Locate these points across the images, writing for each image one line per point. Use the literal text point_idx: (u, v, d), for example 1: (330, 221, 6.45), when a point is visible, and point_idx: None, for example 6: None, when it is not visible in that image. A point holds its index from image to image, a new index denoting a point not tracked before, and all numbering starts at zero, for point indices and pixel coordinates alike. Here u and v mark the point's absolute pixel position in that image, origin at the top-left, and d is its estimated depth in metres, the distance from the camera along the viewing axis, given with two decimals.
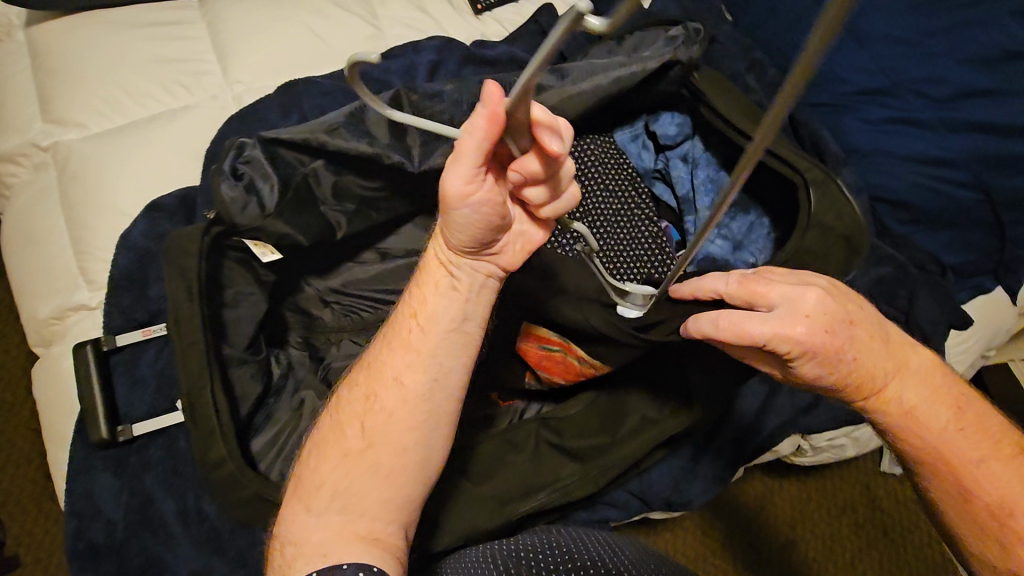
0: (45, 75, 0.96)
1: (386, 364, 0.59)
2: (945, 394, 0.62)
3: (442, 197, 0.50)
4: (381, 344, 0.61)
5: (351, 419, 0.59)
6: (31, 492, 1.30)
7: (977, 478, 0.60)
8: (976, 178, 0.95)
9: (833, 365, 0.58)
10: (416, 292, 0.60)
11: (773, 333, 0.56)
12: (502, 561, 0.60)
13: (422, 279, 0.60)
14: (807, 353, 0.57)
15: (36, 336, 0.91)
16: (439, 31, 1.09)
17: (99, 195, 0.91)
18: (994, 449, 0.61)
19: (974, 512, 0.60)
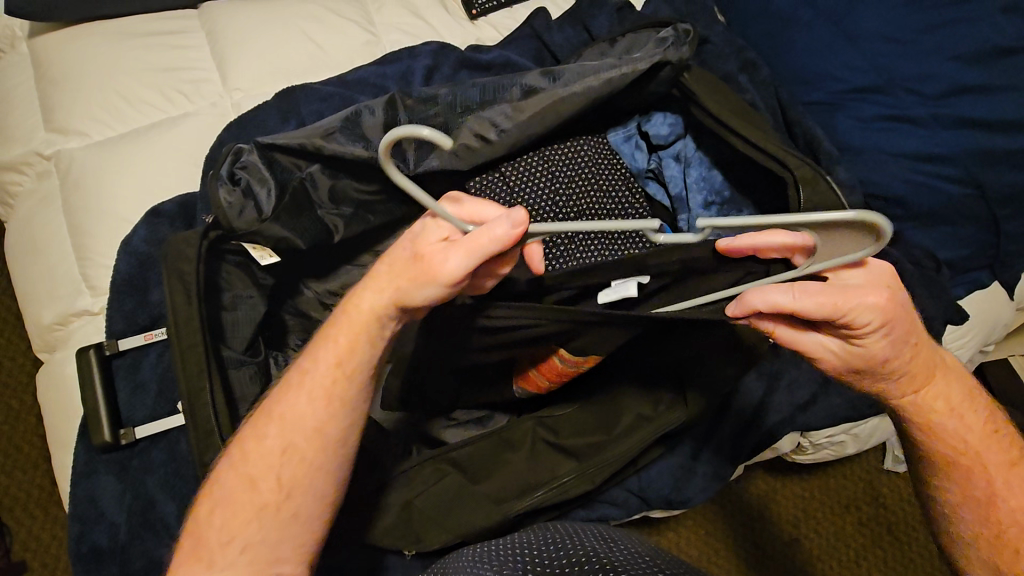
0: (48, 85, 0.98)
1: (306, 414, 0.61)
2: (978, 403, 0.68)
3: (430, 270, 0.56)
4: (288, 389, 0.62)
5: (262, 468, 0.60)
6: (38, 497, 1.31)
7: (1000, 483, 0.65)
8: (970, 173, 0.96)
9: (889, 348, 0.60)
10: (332, 339, 0.61)
11: (862, 306, 0.57)
12: (495, 558, 0.61)
13: (338, 325, 0.61)
14: (879, 332, 0.58)
15: (40, 342, 0.92)
16: (435, 35, 1.11)
17: (101, 202, 0.93)
18: (1015, 463, 0.67)
19: (990, 515, 0.65)
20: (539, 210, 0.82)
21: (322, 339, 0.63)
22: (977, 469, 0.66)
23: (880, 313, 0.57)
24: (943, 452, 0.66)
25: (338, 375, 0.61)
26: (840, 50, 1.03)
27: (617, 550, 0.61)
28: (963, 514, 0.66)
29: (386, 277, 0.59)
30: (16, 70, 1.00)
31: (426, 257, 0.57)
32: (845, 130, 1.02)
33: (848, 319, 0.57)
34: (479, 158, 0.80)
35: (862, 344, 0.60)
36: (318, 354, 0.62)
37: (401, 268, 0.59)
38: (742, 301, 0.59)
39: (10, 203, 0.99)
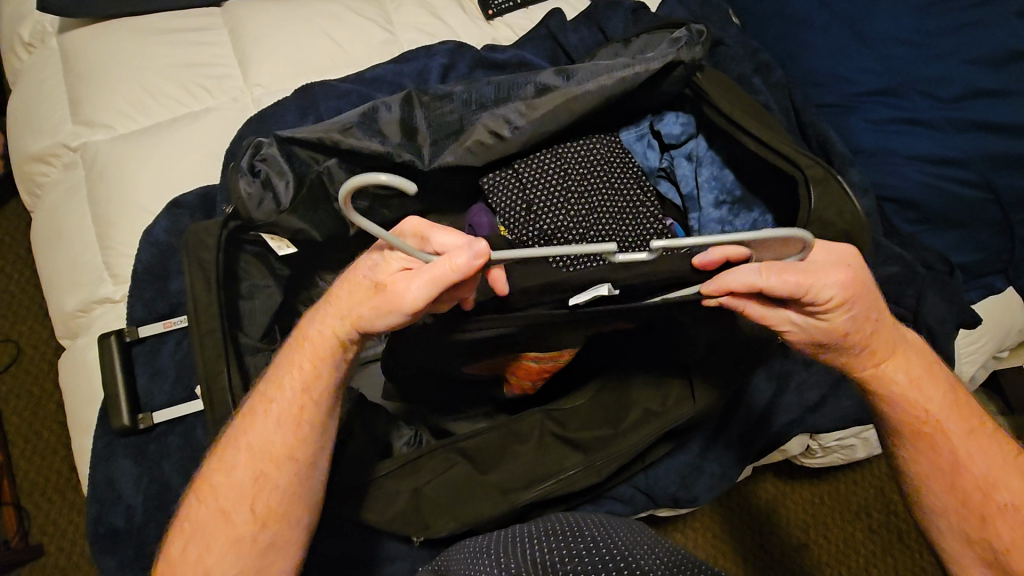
0: (75, 79, 1.01)
1: (269, 445, 0.62)
2: (936, 372, 0.70)
3: (393, 301, 0.57)
4: (250, 415, 0.63)
5: (232, 500, 0.62)
6: (57, 482, 1.34)
7: (965, 452, 0.67)
8: (983, 177, 0.96)
9: (851, 323, 0.62)
10: (293, 361, 0.63)
11: (822, 282, 0.58)
12: (495, 548, 0.63)
13: (300, 348, 0.63)
14: (840, 307, 0.60)
15: (63, 328, 0.95)
16: (451, 35, 1.12)
17: (124, 193, 0.95)
18: (977, 429, 0.69)
19: (959, 486, 0.67)
20: (550, 206, 0.83)
21: (281, 370, 0.64)
22: (944, 441, 0.67)
23: (842, 287, 0.59)
24: (911, 425, 0.68)
25: (301, 407, 0.62)
26: (855, 52, 1.03)
27: (613, 537, 0.62)
28: (933, 486, 0.68)
29: (348, 309, 0.60)
30: (45, 64, 1.03)
31: (387, 287, 0.58)
32: (859, 133, 1.02)
33: (812, 293, 0.59)
34: (493, 154, 0.81)
35: (827, 319, 0.61)
36: (278, 386, 0.63)
37: (363, 300, 0.60)
38: (719, 279, 0.59)
39: (37, 194, 1.02)
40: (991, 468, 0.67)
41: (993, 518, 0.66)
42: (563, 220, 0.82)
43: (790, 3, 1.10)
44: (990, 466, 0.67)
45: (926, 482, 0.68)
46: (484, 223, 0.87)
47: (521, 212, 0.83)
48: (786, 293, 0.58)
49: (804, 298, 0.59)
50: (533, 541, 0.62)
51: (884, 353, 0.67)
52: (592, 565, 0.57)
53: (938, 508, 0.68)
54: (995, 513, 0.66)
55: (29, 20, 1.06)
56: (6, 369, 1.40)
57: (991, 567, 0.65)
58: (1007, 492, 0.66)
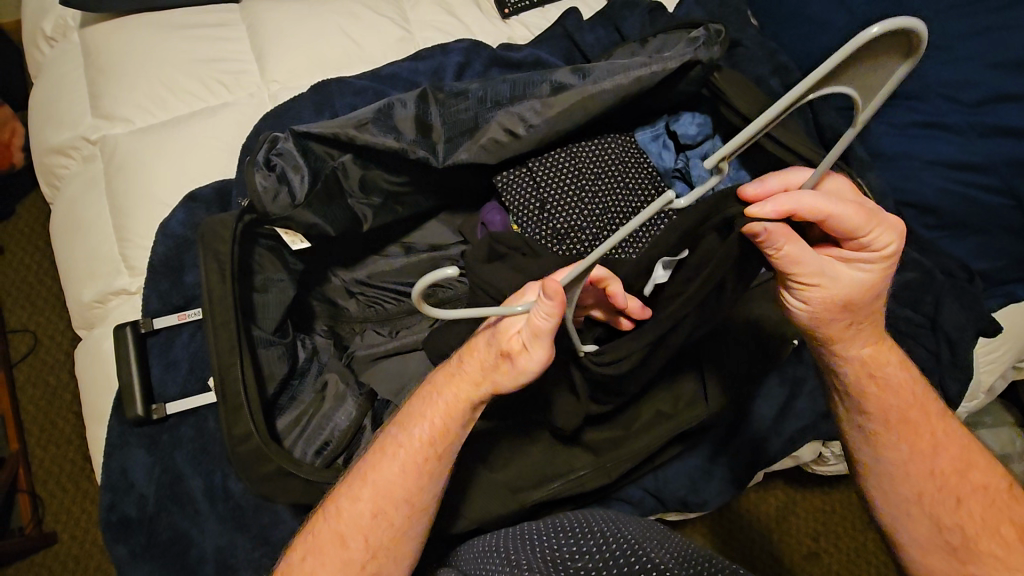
0: (96, 73, 1.02)
1: (393, 481, 0.62)
2: (910, 365, 0.70)
3: (515, 361, 0.58)
4: (381, 454, 0.63)
5: (352, 527, 0.61)
6: (71, 471, 1.36)
7: (934, 440, 0.68)
8: (1006, 183, 0.94)
9: (883, 285, 0.63)
10: (427, 414, 0.63)
11: (885, 228, 0.59)
12: (503, 546, 0.63)
13: (437, 400, 0.63)
14: (885, 262, 0.61)
15: (80, 318, 0.96)
16: (467, 33, 1.12)
17: (142, 186, 0.96)
18: (946, 420, 0.70)
19: (933, 472, 0.67)
20: (564, 206, 0.83)
21: (416, 410, 0.64)
22: (922, 425, 0.69)
23: (896, 238, 0.60)
24: (893, 409, 0.68)
25: (425, 449, 0.62)
26: None
27: (622, 531, 0.62)
28: (910, 473, 0.68)
29: (475, 363, 0.61)
30: (67, 58, 1.05)
31: (512, 355, 0.58)
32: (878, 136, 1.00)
33: (871, 237, 0.59)
34: (507, 151, 0.82)
35: (865, 270, 0.61)
36: (411, 425, 0.63)
37: (487, 358, 0.61)
38: (779, 201, 0.55)
39: (57, 185, 1.03)
40: (960, 455, 0.68)
41: (964, 501, 0.66)
42: (575, 220, 0.83)
43: (810, 4, 1.09)
44: (959, 451, 0.69)
45: (897, 469, 0.68)
46: (498, 221, 0.87)
47: (534, 210, 0.83)
48: (847, 228, 0.57)
49: (857, 241, 0.59)
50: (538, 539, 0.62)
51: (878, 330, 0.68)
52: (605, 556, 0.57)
53: (907, 494, 0.68)
54: (965, 498, 0.67)
55: (51, 14, 1.07)
56: (23, 358, 1.42)
57: (954, 552, 0.66)
58: (975, 478, 0.68)
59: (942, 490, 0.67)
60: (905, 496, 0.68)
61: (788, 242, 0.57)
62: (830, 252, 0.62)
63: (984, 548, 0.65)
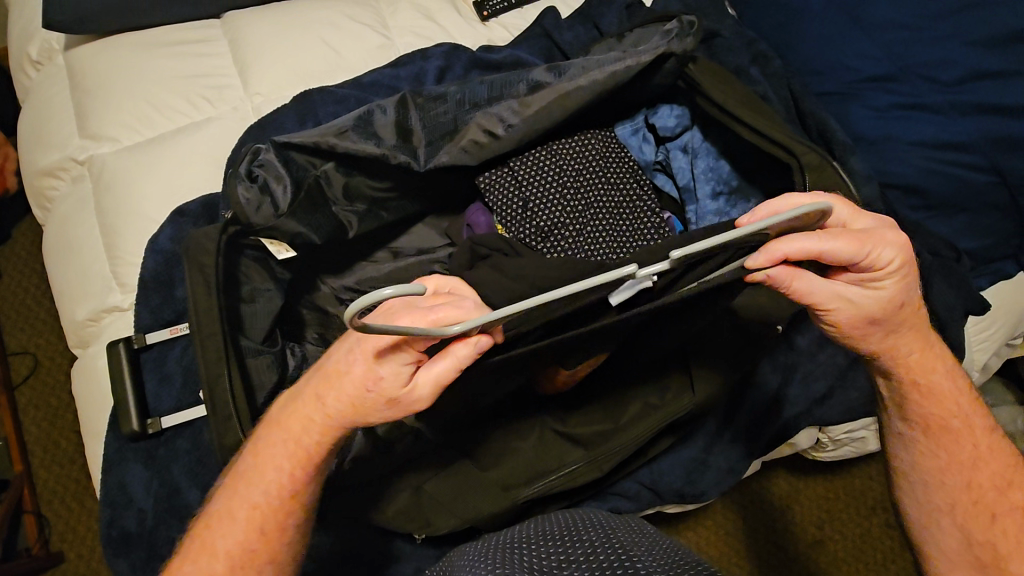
0: (81, 94, 1.03)
1: (248, 528, 0.62)
2: (957, 372, 0.70)
3: (394, 399, 0.56)
4: (227, 516, 0.62)
5: None
6: (75, 490, 1.37)
7: (976, 451, 0.68)
8: (989, 160, 0.95)
9: (900, 297, 0.62)
10: (269, 462, 0.62)
11: (891, 249, 0.59)
12: (489, 552, 0.64)
13: (273, 446, 0.62)
14: (898, 275, 0.61)
15: (74, 337, 0.97)
16: (447, 38, 1.13)
17: (130, 203, 0.97)
18: (989, 431, 0.70)
19: (971, 482, 0.68)
20: (547, 204, 0.84)
21: (263, 459, 0.62)
22: (964, 436, 0.68)
23: (899, 252, 0.60)
24: (933, 417, 0.68)
25: (280, 494, 0.62)
26: (853, 39, 1.02)
27: (614, 539, 0.62)
28: (945, 483, 0.68)
29: (317, 409, 0.59)
30: (53, 81, 1.06)
31: (397, 396, 0.56)
32: (860, 119, 1.01)
33: (871, 258, 0.59)
34: (487, 152, 0.83)
35: (883, 287, 0.61)
36: (259, 476, 0.62)
37: (357, 386, 0.57)
38: (769, 249, 0.56)
39: (48, 207, 1.05)
40: (1002, 470, 0.68)
41: (999, 516, 0.67)
42: (558, 217, 0.84)
43: None
44: (1001, 469, 0.68)
45: (937, 477, 0.68)
46: (483, 222, 0.88)
47: (518, 210, 0.84)
48: (844, 258, 0.58)
49: (862, 264, 0.60)
50: (521, 544, 0.63)
51: (913, 339, 0.67)
52: (591, 560, 0.57)
53: (942, 503, 0.68)
54: (1002, 510, 0.67)
55: (37, 38, 1.09)
56: (25, 381, 1.43)
57: (982, 567, 0.66)
58: (1015, 491, 0.68)
59: (973, 502, 0.67)
60: (940, 504, 0.68)
61: (792, 276, 0.59)
62: (839, 272, 0.63)
63: (1015, 569, 0.65)
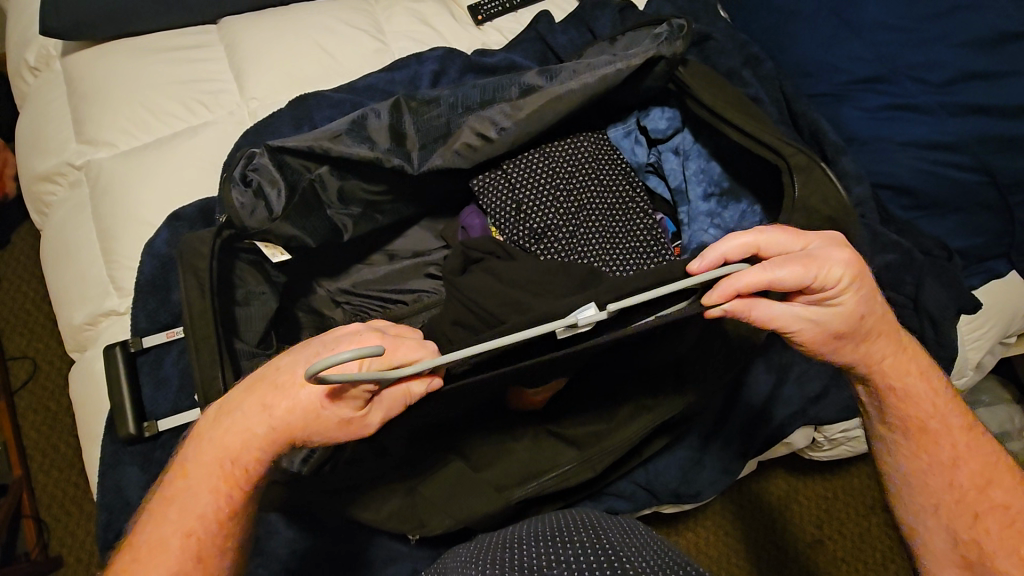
0: (78, 99, 1.04)
1: (179, 555, 0.57)
2: (933, 372, 0.71)
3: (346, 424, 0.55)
4: (156, 542, 0.57)
5: None
6: (74, 494, 1.38)
7: (958, 451, 0.69)
8: (978, 160, 0.95)
9: (859, 310, 0.63)
10: (205, 481, 0.58)
11: (838, 269, 0.60)
12: (480, 555, 0.64)
13: (207, 463, 0.57)
14: (851, 290, 0.61)
15: (71, 341, 0.98)
16: (442, 42, 1.14)
17: (126, 207, 0.98)
18: (969, 429, 0.70)
19: (954, 483, 0.68)
20: (540, 206, 0.85)
21: (198, 478, 0.58)
22: (943, 437, 0.69)
23: (846, 267, 0.60)
24: (911, 420, 0.69)
25: (218, 515, 0.58)
26: (844, 41, 1.03)
27: (606, 540, 0.62)
28: (928, 484, 0.68)
29: (259, 422, 0.56)
30: (50, 87, 1.07)
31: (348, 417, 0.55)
32: (851, 120, 1.01)
33: (820, 279, 0.59)
34: (480, 155, 0.83)
35: (838, 303, 0.62)
36: (195, 496, 0.58)
37: (310, 398, 0.55)
38: (723, 287, 0.58)
39: (45, 212, 1.05)
40: (982, 468, 0.69)
41: (982, 515, 0.67)
42: (551, 220, 0.84)
43: None
44: (983, 467, 0.69)
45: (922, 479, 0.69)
46: (476, 225, 0.89)
47: (511, 212, 0.85)
48: (792, 284, 0.59)
49: (812, 287, 0.60)
50: (513, 546, 0.63)
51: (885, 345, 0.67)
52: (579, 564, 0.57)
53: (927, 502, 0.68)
54: (985, 508, 0.67)
55: (34, 45, 1.10)
56: (24, 385, 1.44)
57: (969, 567, 0.67)
58: (997, 490, 0.68)
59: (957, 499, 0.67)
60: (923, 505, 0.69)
61: (750, 308, 0.60)
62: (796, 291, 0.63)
63: (1002, 567, 0.65)
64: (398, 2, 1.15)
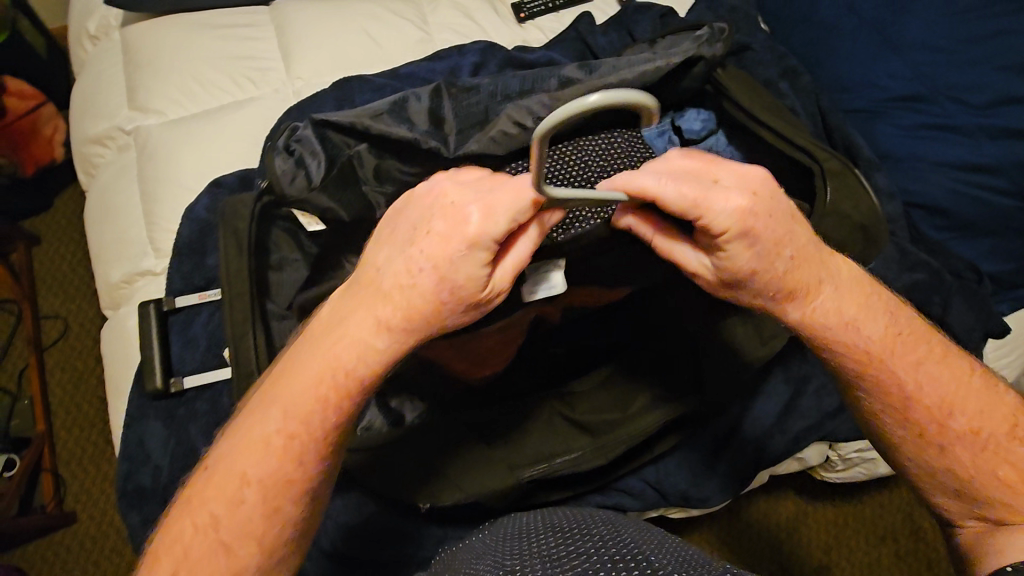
0: (133, 68, 1.09)
1: (280, 458, 0.55)
2: (869, 306, 0.62)
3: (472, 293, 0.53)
4: (249, 438, 0.55)
5: (234, 534, 0.54)
6: (93, 453, 1.41)
7: (914, 381, 0.62)
8: (1016, 185, 0.94)
9: (765, 252, 0.55)
10: (308, 376, 0.55)
11: (722, 213, 0.52)
12: (501, 543, 0.65)
13: (311, 357, 0.56)
14: (744, 235, 0.53)
15: (106, 298, 1.01)
16: (484, 37, 1.17)
17: (170, 173, 1.01)
18: (927, 351, 0.63)
19: (909, 415, 0.62)
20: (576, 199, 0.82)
21: (294, 378, 0.56)
22: (892, 368, 0.62)
23: (737, 211, 0.52)
24: (852, 364, 0.62)
25: (321, 425, 0.55)
26: (885, 59, 1.03)
27: (622, 534, 0.63)
28: (895, 421, 0.63)
29: (383, 312, 0.54)
30: (108, 54, 1.12)
31: (469, 289, 0.52)
32: (886, 137, 1.01)
33: (702, 221, 0.52)
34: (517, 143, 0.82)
35: (733, 254, 0.55)
36: (289, 396, 0.55)
37: (430, 288, 0.52)
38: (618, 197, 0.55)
39: (93, 174, 1.10)
40: (947, 396, 0.62)
41: (949, 449, 0.62)
42: None
43: (819, 10, 1.11)
44: (943, 395, 0.62)
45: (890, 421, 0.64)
46: None
47: None
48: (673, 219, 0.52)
49: (696, 226, 0.53)
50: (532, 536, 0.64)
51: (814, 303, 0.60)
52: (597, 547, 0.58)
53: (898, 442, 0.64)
54: (947, 440, 0.62)
55: (97, 15, 1.15)
56: (54, 344, 1.48)
57: (960, 495, 0.62)
58: (960, 417, 0.62)
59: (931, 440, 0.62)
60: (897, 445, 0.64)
61: (650, 232, 0.59)
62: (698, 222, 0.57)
63: (994, 495, 0.61)
64: None
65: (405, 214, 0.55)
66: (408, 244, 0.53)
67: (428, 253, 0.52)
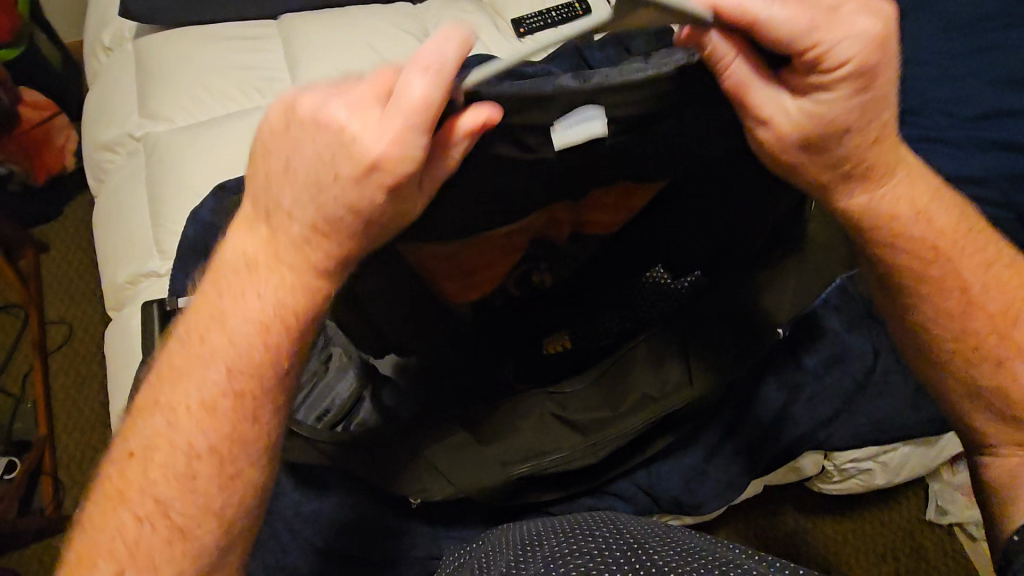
0: (145, 76, 1.12)
1: (231, 417, 0.54)
2: (932, 203, 0.63)
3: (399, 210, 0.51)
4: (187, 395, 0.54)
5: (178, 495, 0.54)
6: (91, 457, 1.42)
7: (975, 285, 0.65)
8: (1004, 195, 0.99)
9: (860, 105, 0.53)
10: (231, 320, 0.55)
11: (844, 43, 0.48)
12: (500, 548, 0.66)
13: (236, 301, 0.55)
14: (854, 81, 0.51)
15: (112, 299, 1.03)
16: (485, 51, 1.20)
17: (176, 177, 1.04)
18: (985, 256, 0.65)
19: (972, 321, 0.64)
20: None
21: (225, 328, 0.55)
22: (945, 266, 0.64)
23: (861, 45, 0.49)
24: (912, 255, 0.63)
25: (259, 366, 0.55)
26: None
27: (621, 532, 0.63)
28: (951, 324, 0.64)
29: (309, 242, 0.52)
30: (121, 64, 1.16)
31: (395, 210, 0.51)
32: None
33: (819, 51, 0.49)
34: None
35: (840, 95, 0.52)
36: (224, 348, 0.54)
37: (352, 215, 0.50)
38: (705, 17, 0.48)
39: (103, 178, 1.13)
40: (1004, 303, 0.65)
41: (1009, 360, 0.64)
42: None
43: None
44: (1003, 304, 0.65)
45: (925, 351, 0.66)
46: None
47: None
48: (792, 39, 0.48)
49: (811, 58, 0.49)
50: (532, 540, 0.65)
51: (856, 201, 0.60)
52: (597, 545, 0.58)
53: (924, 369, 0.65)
54: (1007, 351, 0.64)
55: (111, 27, 1.19)
56: (58, 347, 1.50)
57: (1005, 419, 0.64)
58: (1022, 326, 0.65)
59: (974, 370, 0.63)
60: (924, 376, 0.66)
61: (746, 79, 0.52)
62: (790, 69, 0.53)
63: None
64: (447, 13, 1.22)
65: (294, 134, 0.50)
66: (319, 178, 0.50)
67: (337, 182, 0.49)
